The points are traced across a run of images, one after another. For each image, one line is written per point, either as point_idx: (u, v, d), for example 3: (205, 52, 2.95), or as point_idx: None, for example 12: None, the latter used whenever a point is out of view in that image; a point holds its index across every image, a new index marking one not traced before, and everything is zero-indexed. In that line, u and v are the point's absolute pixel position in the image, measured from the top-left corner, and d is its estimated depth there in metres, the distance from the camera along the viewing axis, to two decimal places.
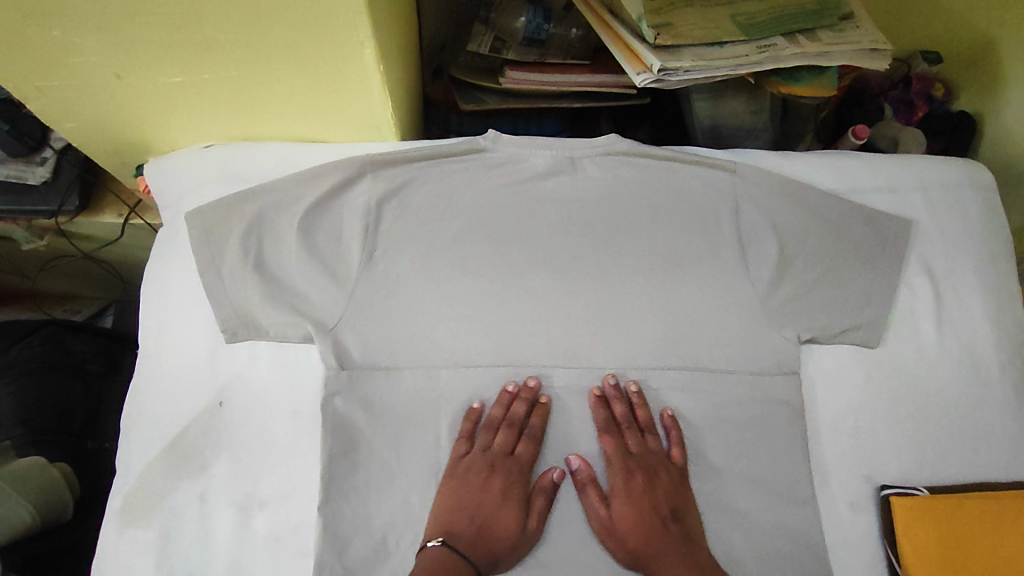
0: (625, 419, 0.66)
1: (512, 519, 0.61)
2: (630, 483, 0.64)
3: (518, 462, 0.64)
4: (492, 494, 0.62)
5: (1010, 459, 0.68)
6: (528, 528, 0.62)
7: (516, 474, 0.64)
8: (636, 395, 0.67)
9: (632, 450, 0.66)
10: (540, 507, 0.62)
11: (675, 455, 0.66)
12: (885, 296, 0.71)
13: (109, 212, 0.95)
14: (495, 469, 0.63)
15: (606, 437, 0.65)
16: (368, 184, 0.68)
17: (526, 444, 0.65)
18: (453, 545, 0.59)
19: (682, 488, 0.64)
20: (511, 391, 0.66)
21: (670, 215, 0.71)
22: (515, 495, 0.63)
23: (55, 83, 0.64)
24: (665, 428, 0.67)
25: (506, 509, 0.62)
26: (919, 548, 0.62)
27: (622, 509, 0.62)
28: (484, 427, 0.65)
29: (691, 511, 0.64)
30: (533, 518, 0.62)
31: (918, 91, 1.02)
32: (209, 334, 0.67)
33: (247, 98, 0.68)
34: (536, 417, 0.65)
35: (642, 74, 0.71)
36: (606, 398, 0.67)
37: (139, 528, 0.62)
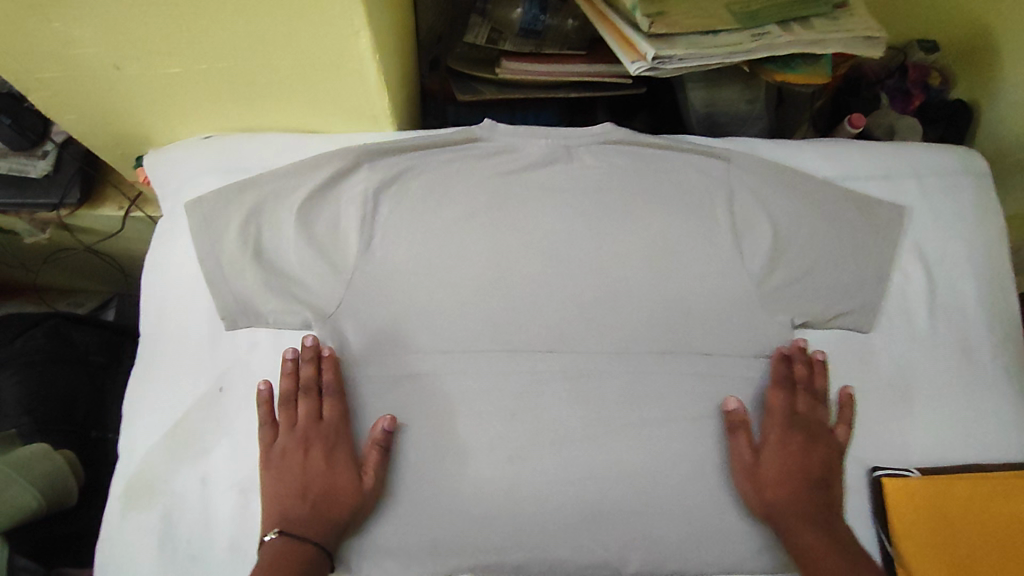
0: (803, 380, 0.68)
1: (349, 481, 0.62)
2: (788, 439, 0.66)
3: (333, 426, 0.64)
4: (316, 466, 0.63)
5: (999, 440, 0.69)
6: (366, 485, 0.62)
7: (334, 440, 0.64)
8: (819, 364, 0.68)
9: (799, 409, 0.67)
10: (372, 462, 0.63)
11: (838, 432, 0.67)
12: (878, 282, 0.71)
13: (110, 205, 0.96)
14: (309, 442, 0.64)
15: (775, 393, 0.67)
16: (365, 174, 0.69)
17: (332, 404, 0.64)
18: (296, 533, 0.60)
19: (836, 460, 0.66)
20: (292, 356, 0.65)
21: (664, 202, 0.71)
22: (341, 460, 0.63)
23: (57, 75, 0.65)
24: (839, 403, 0.68)
25: (336, 477, 0.62)
26: (910, 527, 0.64)
27: (774, 461, 0.65)
28: (286, 402, 0.65)
29: (836, 482, 0.66)
30: (370, 475, 0.63)
31: (915, 79, 1.02)
32: (208, 320, 0.68)
33: (246, 90, 0.69)
34: (330, 373, 0.64)
35: (637, 62, 0.72)
36: (787, 356, 0.68)
37: (140, 511, 0.63)
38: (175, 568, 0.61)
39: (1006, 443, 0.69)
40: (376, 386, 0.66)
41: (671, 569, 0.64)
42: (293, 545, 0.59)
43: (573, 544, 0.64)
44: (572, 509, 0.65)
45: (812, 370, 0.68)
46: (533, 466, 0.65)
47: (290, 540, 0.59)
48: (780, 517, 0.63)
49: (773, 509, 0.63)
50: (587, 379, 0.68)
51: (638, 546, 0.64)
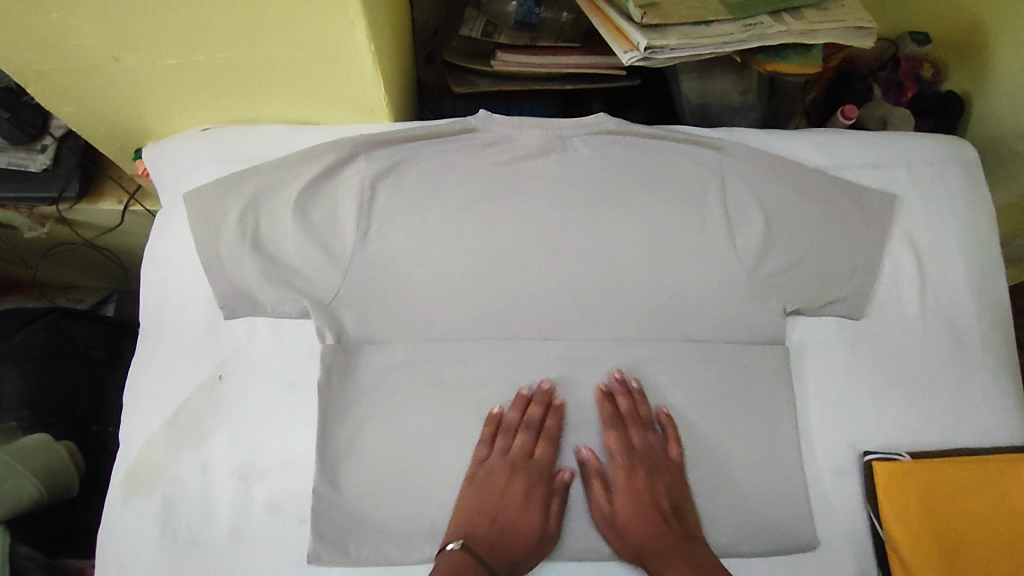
0: (628, 414, 0.67)
1: (534, 519, 0.64)
2: (631, 478, 0.66)
3: (541, 465, 0.66)
4: (512, 497, 0.64)
5: (987, 425, 0.70)
6: (549, 527, 0.64)
7: (535, 479, 0.66)
8: (637, 391, 0.68)
9: (636, 444, 0.67)
10: (557, 509, 0.65)
11: (672, 451, 0.67)
12: (870, 269, 0.72)
13: (109, 198, 0.97)
14: (515, 474, 0.65)
15: (609, 433, 0.67)
16: (361, 165, 0.69)
17: (545, 446, 0.66)
18: (476, 550, 0.61)
19: (680, 484, 0.66)
20: (527, 394, 0.67)
21: (658, 190, 0.72)
22: (535, 498, 0.65)
23: (54, 67, 0.65)
24: (661, 425, 0.68)
25: (527, 512, 0.64)
26: (901, 510, 0.65)
27: (625, 502, 0.65)
28: (503, 430, 0.66)
29: (689, 509, 0.66)
30: (553, 520, 0.65)
31: (907, 72, 1.03)
32: (208, 310, 0.69)
33: (244, 82, 0.69)
34: (552, 418, 0.67)
35: (630, 52, 0.72)
36: (611, 393, 0.68)
37: (141, 497, 0.64)
38: (179, 555, 0.62)
39: (994, 428, 0.70)
40: (378, 377, 0.67)
41: None
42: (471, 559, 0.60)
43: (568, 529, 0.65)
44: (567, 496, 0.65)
45: (635, 401, 0.68)
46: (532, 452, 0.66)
47: (471, 555, 0.60)
48: (645, 557, 0.63)
49: (639, 551, 0.63)
50: (581, 366, 0.69)
51: None
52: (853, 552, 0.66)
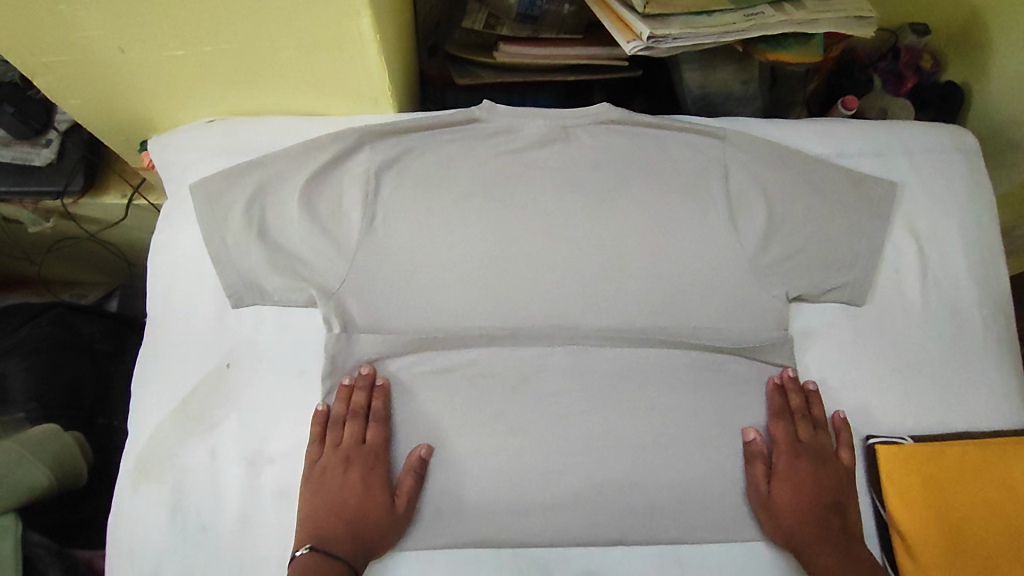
0: (800, 409, 0.68)
1: (381, 503, 0.63)
2: (798, 468, 0.66)
3: (377, 448, 0.65)
4: (352, 487, 0.63)
5: (988, 409, 0.71)
6: (398, 508, 0.63)
7: (375, 462, 0.65)
8: (813, 391, 0.69)
9: (803, 437, 0.68)
10: (408, 487, 0.64)
11: (842, 455, 0.68)
12: (872, 256, 0.73)
13: (113, 192, 0.98)
14: (350, 464, 0.64)
15: (777, 423, 0.68)
16: (366, 155, 0.70)
17: (375, 428, 0.65)
18: (323, 550, 0.60)
19: (844, 484, 0.66)
20: (348, 383, 0.67)
21: (661, 179, 0.73)
22: (375, 482, 0.64)
23: (62, 59, 0.66)
24: (835, 428, 0.69)
25: (371, 497, 0.63)
26: (905, 492, 0.65)
27: (789, 490, 0.65)
28: (334, 423, 0.66)
29: (850, 507, 0.66)
30: (403, 499, 0.63)
31: (907, 62, 1.05)
32: (214, 300, 0.70)
33: (250, 73, 0.70)
34: (377, 400, 0.66)
35: (632, 42, 0.73)
36: (783, 387, 0.70)
37: (151, 484, 0.64)
38: (186, 540, 0.63)
39: (996, 412, 0.71)
40: (370, 361, 0.68)
41: (672, 536, 0.65)
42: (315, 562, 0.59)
43: (575, 513, 0.65)
44: (572, 481, 0.66)
45: (807, 400, 0.69)
46: (537, 438, 0.67)
47: (313, 558, 0.59)
48: (802, 541, 0.63)
49: (797, 537, 0.63)
50: (583, 353, 0.70)
51: (638, 512, 0.66)
52: None
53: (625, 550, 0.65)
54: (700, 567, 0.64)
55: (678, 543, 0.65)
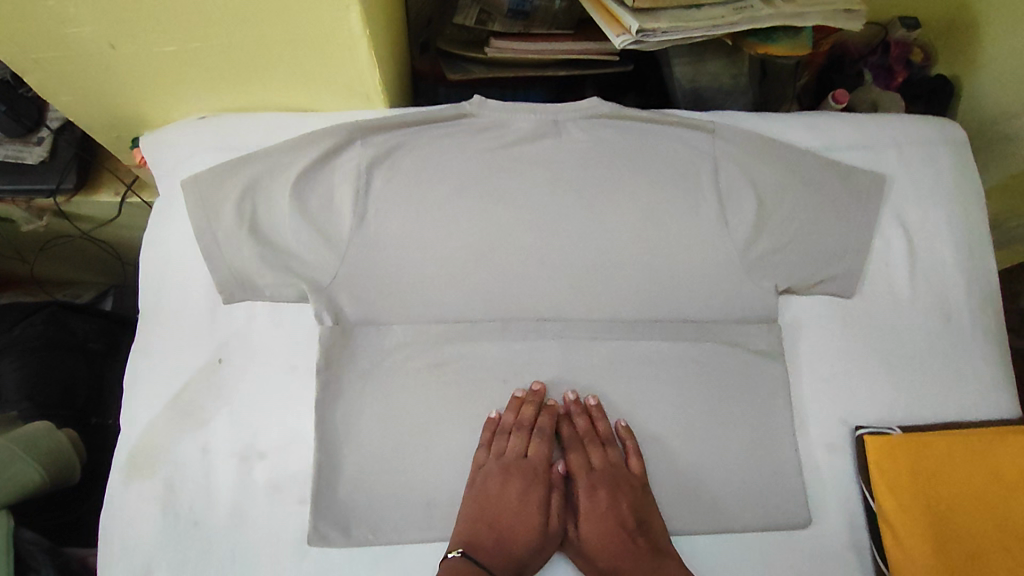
0: (586, 432, 0.68)
1: (535, 520, 0.64)
2: (594, 495, 0.66)
3: (539, 465, 0.67)
4: (509, 498, 0.64)
5: (975, 399, 0.71)
6: (550, 528, 0.64)
7: (535, 479, 0.66)
8: (593, 407, 0.67)
9: (596, 464, 0.67)
10: (557, 507, 0.66)
11: (632, 464, 0.66)
12: (861, 248, 0.73)
13: (106, 190, 0.98)
14: (510, 474, 0.65)
15: (574, 453, 0.68)
16: (358, 150, 0.70)
17: (538, 445, 0.67)
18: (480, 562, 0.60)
19: (644, 498, 0.65)
20: (521, 395, 0.67)
21: (650, 173, 0.73)
22: (531, 498, 0.65)
23: (52, 55, 0.66)
24: (621, 439, 0.67)
25: (527, 513, 0.64)
26: (894, 484, 0.66)
27: (586, 523, 0.65)
28: (499, 431, 0.66)
29: (655, 525, 0.64)
30: (555, 519, 0.65)
31: (897, 56, 1.04)
32: (207, 295, 0.70)
33: (240, 67, 0.70)
34: (545, 417, 0.67)
35: (621, 35, 0.73)
36: (568, 414, 0.69)
37: (143, 479, 0.64)
38: (181, 534, 0.63)
39: (983, 402, 0.71)
40: (489, 359, 0.69)
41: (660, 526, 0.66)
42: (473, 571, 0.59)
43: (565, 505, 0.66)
44: None
45: (590, 418, 0.67)
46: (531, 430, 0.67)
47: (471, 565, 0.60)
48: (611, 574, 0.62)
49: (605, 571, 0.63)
50: (576, 347, 0.70)
51: None
52: (845, 524, 0.68)
53: None
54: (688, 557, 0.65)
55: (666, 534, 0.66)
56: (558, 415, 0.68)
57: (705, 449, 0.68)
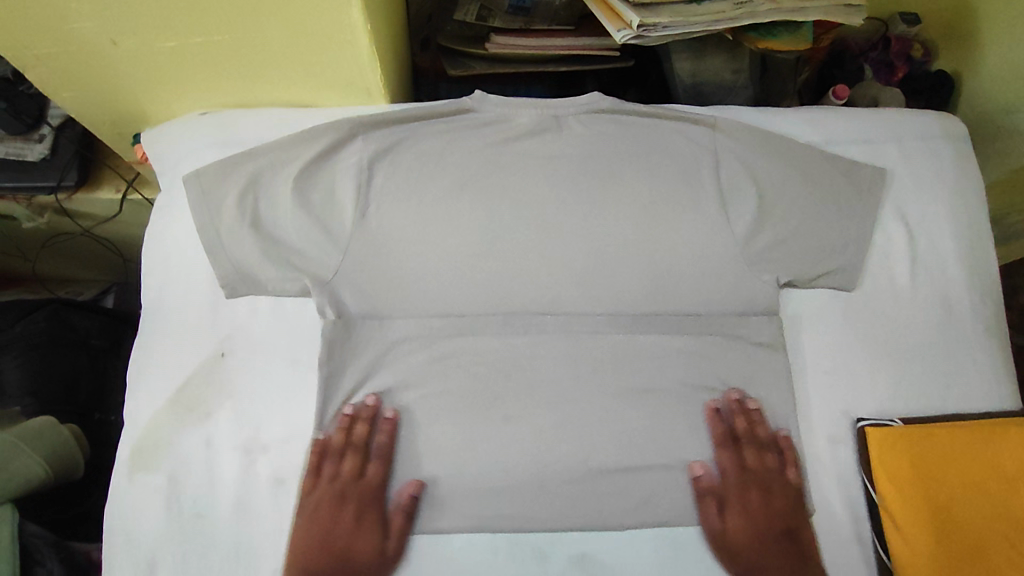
0: (744, 433, 0.68)
1: (371, 542, 0.63)
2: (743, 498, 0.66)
3: (375, 486, 0.64)
4: (345, 522, 0.63)
5: (976, 391, 0.71)
6: (388, 547, 0.63)
7: (372, 500, 0.64)
8: (755, 411, 0.69)
9: (748, 463, 0.67)
10: (398, 526, 0.63)
11: (790, 474, 0.67)
12: (861, 242, 0.73)
13: (107, 187, 0.98)
14: (346, 499, 0.64)
15: (723, 452, 0.67)
16: (359, 145, 0.70)
17: (375, 465, 0.65)
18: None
19: (797, 506, 0.66)
20: (351, 413, 0.66)
21: (651, 168, 0.73)
22: (366, 522, 0.63)
23: (53, 51, 0.66)
24: (782, 448, 0.68)
25: (362, 536, 0.63)
26: (893, 474, 0.66)
27: (733, 526, 0.66)
28: (330, 456, 0.65)
29: (805, 530, 0.65)
30: (393, 538, 0.63)
31: (898, 52, 1.06)
32: (210, 290, 0.70)
33: (241, 63, 0.70)
34: (381, 435, 0.65)
35: (622, 30, 0.73)
36: (722, 411, 0.69)
37: (147, 472, 0.65)
38: (186, 527, 0.63)
39: (983, 394, 0.71)
40: (484, 353, 0.69)
41: (664, 518, 0.66)
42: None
43: (568, 497, 0.66)
44: (567, 467, 0.66)
45: (750, 421, 0.68)
46: (532, 423, 0.67)
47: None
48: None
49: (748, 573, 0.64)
50: (578, 341, 0.70)
51: (631, 498, 0.66)
52: (848, 516, 0.68)
53: (621, 535, 0.65)
54: (693, 549, 0.65)
55: (670, 526, 0.66)
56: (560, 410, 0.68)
57: (708, 442, 0.68)
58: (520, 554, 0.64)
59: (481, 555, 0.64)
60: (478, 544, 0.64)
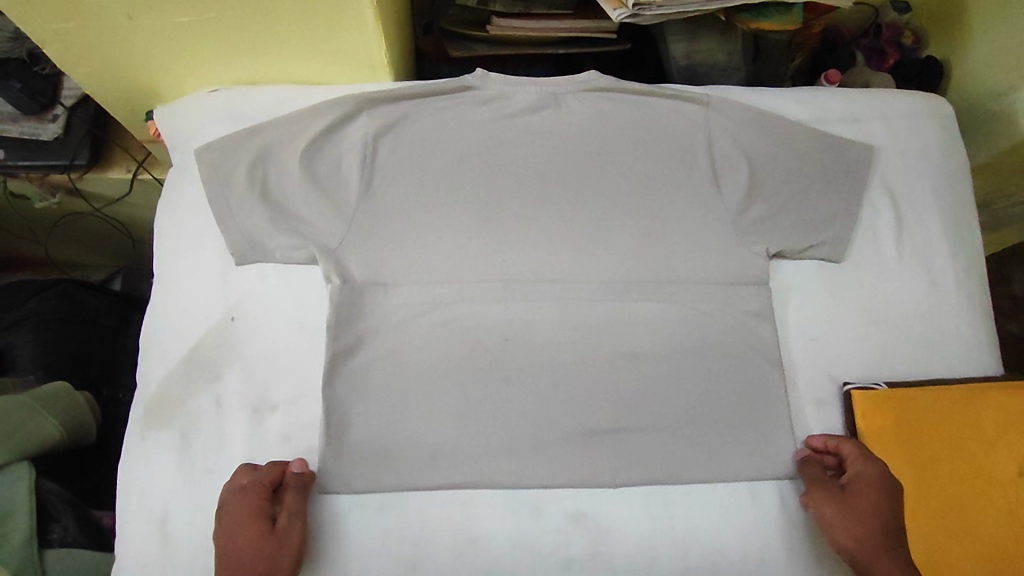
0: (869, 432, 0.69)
1: (272, 534, 0.61)
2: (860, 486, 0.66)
3: (252, 484, 0.63)
4: (240, 535, 0.61)
5: (958, 358, 0.74)
6: (291, 530, 0.62)
7: (254, 495, 0.62)
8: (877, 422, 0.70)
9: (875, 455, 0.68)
10: (294, 506, 0.62)
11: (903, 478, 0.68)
12: (849, 215, 0.76)
13: (117, 167, 1.01)
14: (233, 513, 0.62)
15: (846, 442, 0.68)
16: (365, 120, 0.73)
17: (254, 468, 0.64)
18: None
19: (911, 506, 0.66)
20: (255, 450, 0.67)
21: (647, 144, 0.76)
22: (258, 523, 0.61)
23: (72, 26, 0.68)
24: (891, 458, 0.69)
25: (263, 536, 0.60)
26: (878, 435, 0.69)
27: (843, 510, 0.64)
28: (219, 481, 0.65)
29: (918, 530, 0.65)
30: (292, 519, 0.62)
31: (888, 39, 1.09)
32: (220, 257, 0.72)
33: (251, 39, 0.73)
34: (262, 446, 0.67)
35: (618, 9, 0.76)
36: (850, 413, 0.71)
37: (159, 430, 0.67)
38: (197, 482, 0.66)
39: (965, 361, 0.74)
40: (483, 320, 0.71)
41: (657, 477, 0.68)
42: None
43: (566, 456, 0.68)
44: (564, 427, 0.69)
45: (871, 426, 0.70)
46: (531, 385, 0.70)
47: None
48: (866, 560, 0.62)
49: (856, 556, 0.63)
50: (575, 308, 0.72)
51: (626, 456, 0.69)
52: None
53: (615, 492, 0.68)
54: (685, 504, 0.68)
55: (663, 484, 0.68)
56: (558, 374, 0.70)
57: (701, 405, 0.70)
58: (517, 509, 0.66)
59: (481, 510, 0.66)
60: (478, 500, 0.66)
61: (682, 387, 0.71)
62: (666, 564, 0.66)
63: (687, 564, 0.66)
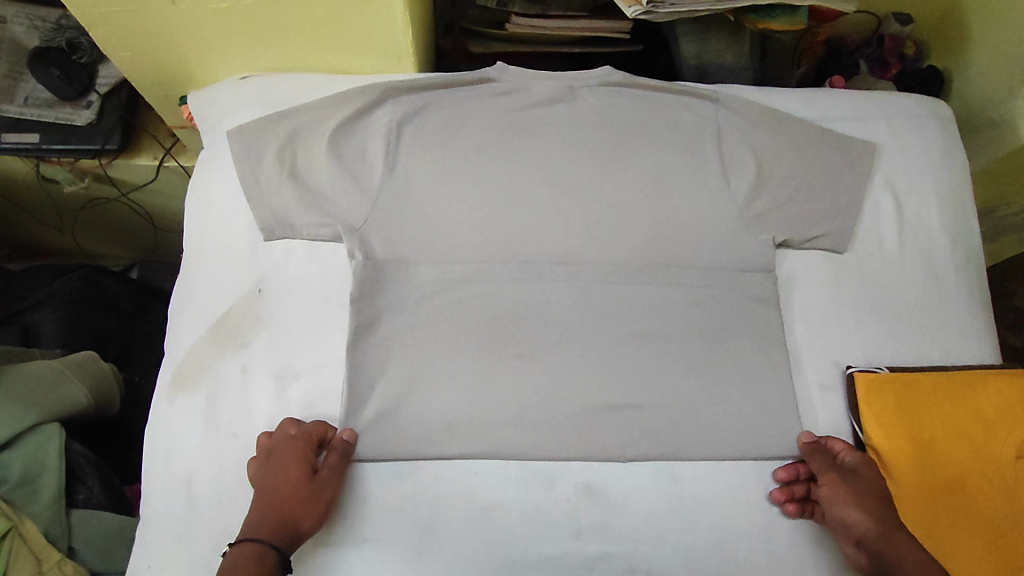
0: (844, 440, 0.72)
1: (310, 489, 0.64)
2: (860, 486, 0.68)
3: (302, 433, 0.66)
4: (285, 479, 0.63)
5: (956, 347, 0.77)
6: (326, 486, 0.65)
7: (302, 443, 0.65)
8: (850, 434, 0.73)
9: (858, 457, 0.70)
10: (336, 467, 0.65)
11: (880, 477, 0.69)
12: (852, 208, 0.79)
13: (146, 154, 1.04)
14: (283, 458, 0.64)
15: (833, 440, 0.71)
16: (390, 107, 0.77)
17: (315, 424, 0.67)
18: (256, 539, 0.60)
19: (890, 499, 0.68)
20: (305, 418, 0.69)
21: (658, 135, 0.79)
22: (302, 473, 0.64)
23: (118, 10, 0.72)
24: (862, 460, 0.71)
25: (304, 489, 0.64)
26: (879, 414, 0.71)
27: (852, 508, 0.66)
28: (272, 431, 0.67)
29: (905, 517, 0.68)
30: (332, 478, 0.65)
31: (890, 49, 1.12)
32: (249, 233, 0.76)
33: (285, 28, 0.77)
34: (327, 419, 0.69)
35: (633, 6, 0.79)
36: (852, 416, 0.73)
37: (186, 394, 0.70)
38: (220, 445, 0.68)
39: (963, 350, 0.77)
40: (498, 298, 0.74)
41: (665, 453, 0.70)
42: (254, 552, 0.59)
43: (575, 431, 0.71)
44: (575, 403, 0.71)
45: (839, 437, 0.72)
46: (544, 362, 0.72)
47: (250, 548, 0.59)
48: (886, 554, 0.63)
49: (876, 557, 0.63)
50: (587, 289, 0.75)
51: (635, 432, 0.71)
52: None
53: (623, 466, 0.70)
54: (691, 479, 0.70)
55: (669, 460, 0.70)
56: (570, 352, 0.73)
57: (708, 385, 0.73)
58: (528, 478, 0.69)
59: (494, 480, 0.68)
60: (492, 470, 0.69)
61: (688, 366, 0.73)
62: (673, 536, 0.67)
63: (693, 537, 0.67)
